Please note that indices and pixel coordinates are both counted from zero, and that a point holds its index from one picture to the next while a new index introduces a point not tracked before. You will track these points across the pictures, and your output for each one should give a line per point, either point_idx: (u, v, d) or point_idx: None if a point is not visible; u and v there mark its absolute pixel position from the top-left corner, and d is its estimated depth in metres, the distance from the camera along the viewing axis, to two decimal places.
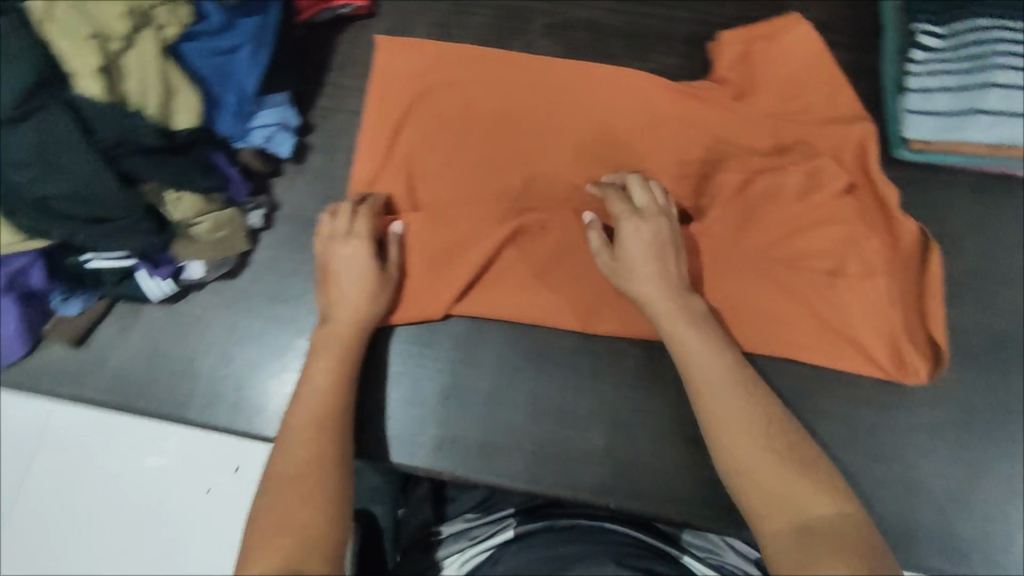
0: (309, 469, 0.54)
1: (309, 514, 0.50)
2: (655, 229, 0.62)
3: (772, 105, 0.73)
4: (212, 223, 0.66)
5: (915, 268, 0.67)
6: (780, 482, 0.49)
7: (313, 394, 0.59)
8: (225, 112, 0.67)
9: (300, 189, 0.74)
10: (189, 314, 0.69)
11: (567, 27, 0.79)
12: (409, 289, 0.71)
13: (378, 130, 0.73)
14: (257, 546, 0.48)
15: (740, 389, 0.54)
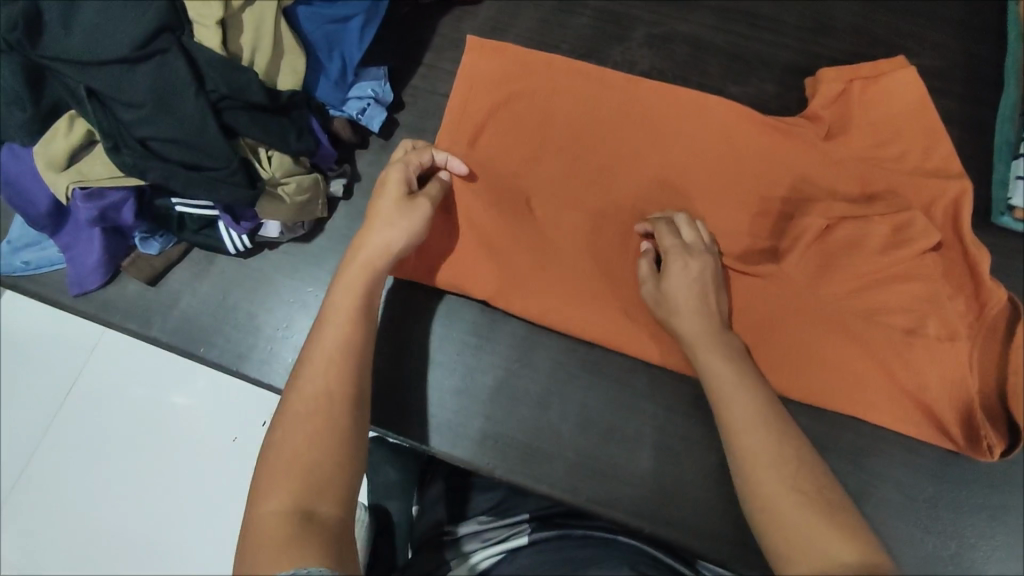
0: (332, 398, 0.52)
1: (325, 456, 0.49)
2: (702, 266, 0.62)
3: (869, 149, 0.71)
4: (297, 185, 0.67)
5: (999, 337, 0.66)
6: (803, 525, 0.47)
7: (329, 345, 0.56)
8: (326, 78, 0.68)
9: (382, 164, 0.75)
10: (258, 271, 0.71)
11: (669, 39, 0.79)
12: (478, 273, 0.69)
13: (465, 115, 0.73)
14: (271, 479, 0.48)
15: (776, 431, 0.52)
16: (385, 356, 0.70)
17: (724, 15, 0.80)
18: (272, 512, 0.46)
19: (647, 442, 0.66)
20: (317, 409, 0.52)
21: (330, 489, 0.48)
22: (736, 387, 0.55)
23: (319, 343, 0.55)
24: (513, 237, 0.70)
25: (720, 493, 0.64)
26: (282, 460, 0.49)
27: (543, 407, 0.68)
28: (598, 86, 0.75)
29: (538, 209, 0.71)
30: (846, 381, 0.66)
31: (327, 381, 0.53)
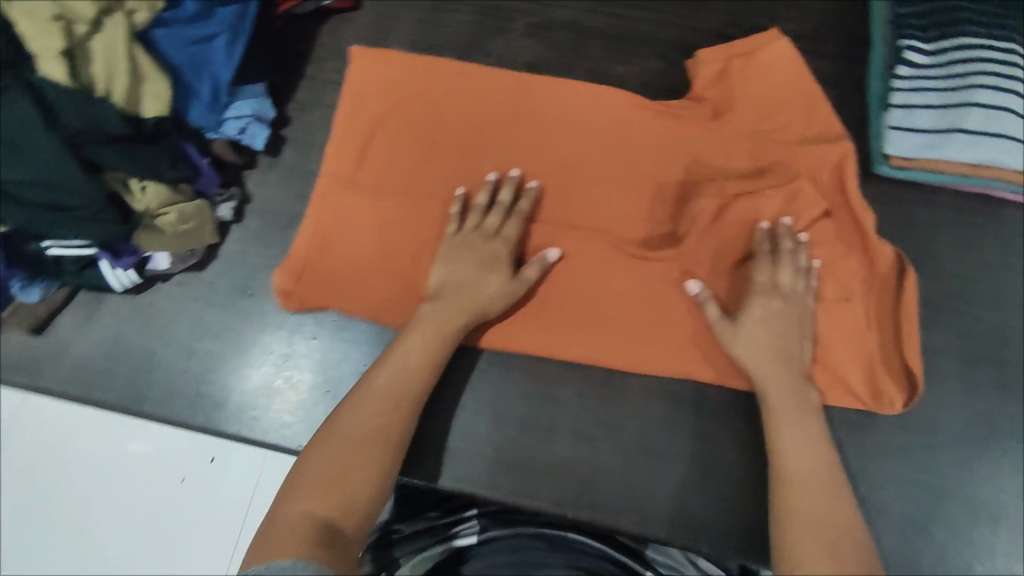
0: (387, 428, 0.56)
1: (360, 482, 0.52)
2: (793, 308, 0.62)
3: (753, 113, 0.71)
4: (179, 214, 0.65)
5: (892, 294, 0.67)
6: (826, 532, 0.51)
7: (390, 385, 0.58)
8: (198, 101, 0.66)
9: (273, 183, 0.74)
10: (151, 306, 0.69)
11: (550, 27, 0.80)
12: (373, 300, 0.67)
13: (345, 135, 0.71)
14: (312, 482, 0.51)
15: (831, 491, 0.54)
16: (288, 378, 0.67)
17: None
18: (300, 512, 0.49)
19: (563, 429, 0.67)
20: (361, 438, 0.55)
21: (354, 512, 0.50)
22: (806, 440, 0.57)
23: (374, 380, 0.59)
24: (409, 250, 0.68)
25: (637, 471, 0.65)
26: (313, 476, 0.52)
27: (457, 409, 0.68)
28: (485, 87, 0.73)
29: (427, 219, 0.68)
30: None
31: (386, 417, 0.57)
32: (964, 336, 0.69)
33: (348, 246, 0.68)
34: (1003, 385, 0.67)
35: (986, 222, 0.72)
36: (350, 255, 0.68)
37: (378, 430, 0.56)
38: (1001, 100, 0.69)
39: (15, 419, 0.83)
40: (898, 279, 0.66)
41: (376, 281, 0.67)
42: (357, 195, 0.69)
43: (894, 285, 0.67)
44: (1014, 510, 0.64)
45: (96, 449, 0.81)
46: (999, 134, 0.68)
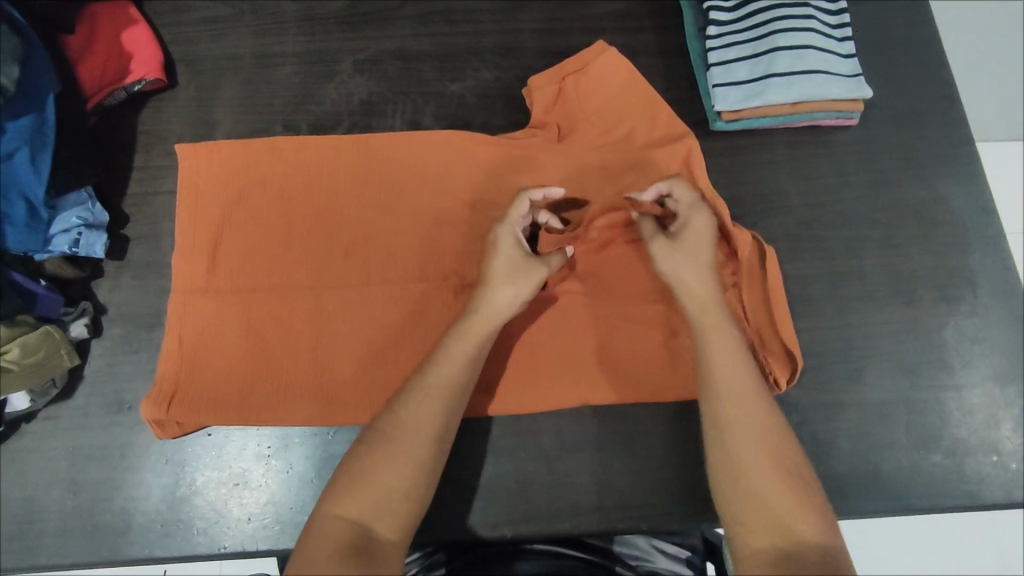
0: (431, 425, 0.56)
1: (395, 483, 0.53)
2: (709, 227, 0.63)
3: (589, 101, 0.74)
4: (22, 347, 0.60)
5: (761, 277, 0.69)
6: (774, 497, 0.51)
7: (439, 381, 0.58)
8: (14, 224, 0.61)
9: (125, 287, 0.69)
10: (21, 451, 0.64)
11: (378, 60, 0.80)
12: (254, 405, 0.65)
13: (193, 244, 0.69)
14: (350, 484, 0.53)
15: (758, 408, 0.55)
16: (192, 484, 0.64)
17: (421, 21, 0.82)
18: (336, 515, 0.51)
19: (483, 451, 0.67)
20: (405, 432, 0.55)
21: (389, 514, 0.52)
22: (727, 359, 0.57)
23: (434, 368, 0.58)
24: (283, 347, 0.66)
25: (561, 469, 0.66)
26: (356, 475, 0.53)
27: None
28: (330, 161, 0.71)
29: (298, 310, 0.67)
30: (645, 367, 0.67)
31: (431, 406, 0.56)
32: (825, 259, 0.74)
33: (221, 356, 0.66)
34: (868, 296, 0.72)
35: (818, 151, 0.78)
36: (223, 370, 0.66)
37: (421, 426, 0.55)
38: (800, 40, 0.74)
39: None
40: (762, 262, 0.69)
41: (256, 387, 0.65)
42: (220, 302, 0.67)
43: (760, 270, 0.69)
44: (904, 405, 0.69)
45: None
46: (807, 71, 0.74)
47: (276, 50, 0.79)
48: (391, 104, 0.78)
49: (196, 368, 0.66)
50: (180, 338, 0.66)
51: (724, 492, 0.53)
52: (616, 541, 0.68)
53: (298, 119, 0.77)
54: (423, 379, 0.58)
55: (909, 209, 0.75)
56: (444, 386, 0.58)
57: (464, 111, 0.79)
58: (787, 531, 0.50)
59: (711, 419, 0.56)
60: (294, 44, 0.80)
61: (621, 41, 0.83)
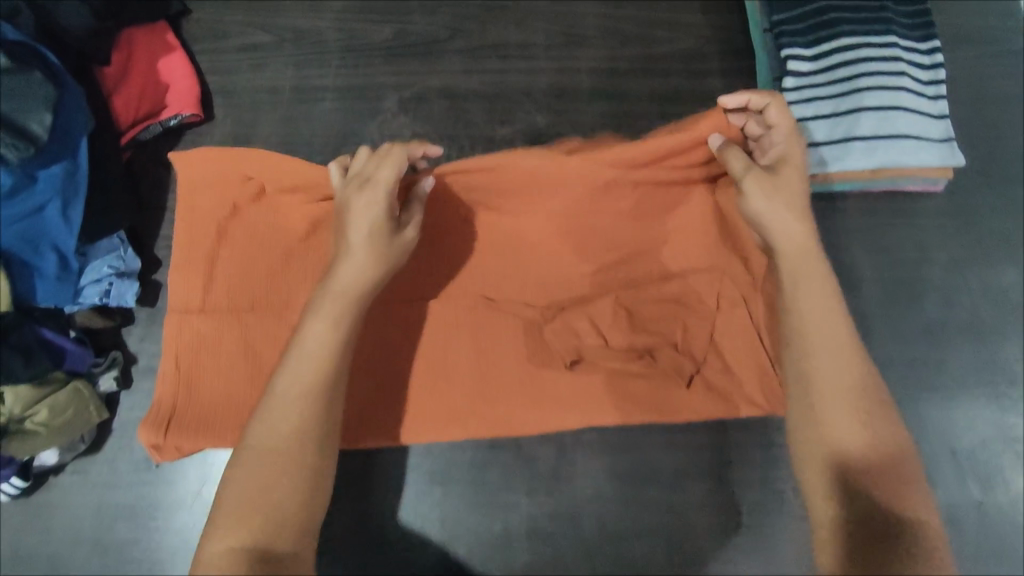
0: (290, 450, 0.46)
1: (279, 497, 0.45)
2: (791, 178, 0.53)
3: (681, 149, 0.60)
4: (50, 408, 0.58)
5: None
6: (836, 409, 0.47)
7: (289, 388, 0.47)
8: (44, 280, 0.59)
9: (157, 336, 0.67)
10: (46, 505, 0.62)
11: (423, 98, 0.75)
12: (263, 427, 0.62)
13: (189, 262, 0.66)
14: (228, 512, 0.44)
15: (836, 321, 0.49)
16: None
17: (471, 55, 0.76)
18: (222, 549, 0.43)
19: (519, 534, 0.63)
20: (274, 446, 0.46)
21: (285, 524, 0.44)
22: (817, 324, 0.49)
23: (257, 426, 0.47)
24: None
25: (601, 558, 0.62)
26: (231, 502, 0.44)
27: (405, 539, 0.64)
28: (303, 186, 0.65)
29: (295, 331, 0.65)
30: (658, 394, 0.63)
31: (304, 399, 0.47)
32: (896, 342, 0.68)
33: (230, 388, 0.64)
34: (938, 383, 0.67)
35: (898, 221, 0.71)
36: (222, 394, 0.63)
37: (304, 426, 0.47)
38: (888, 100, 0.67)
39: None
40: None
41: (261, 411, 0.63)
42: (215, 321, 0.65)
43: None
44: (971, 508, 0.65)
45: None
46: (894, 136, 0.67)
47: (317, 84, 0.75)
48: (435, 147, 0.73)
49: (192, 388, 0.64)
50: (175, 366, 0.64)
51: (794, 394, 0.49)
52: None
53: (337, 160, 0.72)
54: (275, 411, 0.47)
55: (993, 292, 0.69)
56: (284, 439, 0.46)
57: None
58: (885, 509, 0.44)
59: (799, 391, 0.49)
60: (336, 78, 0.75)
61: (686, 85, 0.76)
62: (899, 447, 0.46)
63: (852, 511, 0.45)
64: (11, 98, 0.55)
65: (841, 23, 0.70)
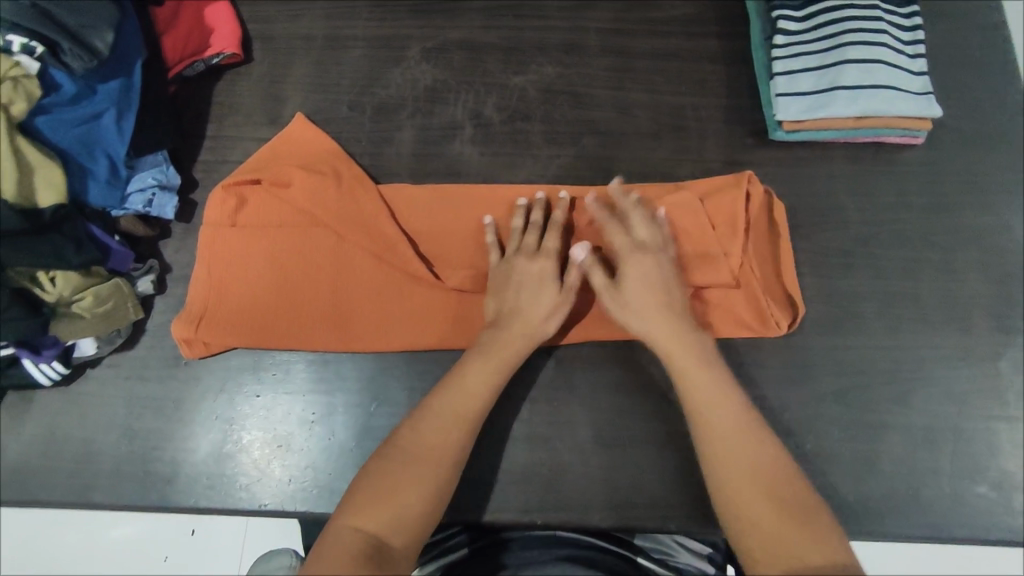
0: (434, 457, 0.56)
1: (406, 497, 0.54)
2: (643, 273, 0.65)
3: (657, 119, 0.79)
4: (94, 297, 0.64)
5: (769, 238, 0.73)
6: (776, 531, 0.52)
7: (465, 391, 0.60)
8: (96, 181, 0.65)
9: (190, 249, 0.72)
10: (84, 393, 0.67)
11: (445, 49, 0.82)
12: (287, 333, 0.68)
13: (223, 190, 0.70)
14: (359, 498, 0.53)
15: (756, 455, 0.56)
16: (236, 439, 0.66)
17: (490, 13, 0.83)
18: (351, 526, 0.52)
19: (518, 437, 0.67)
20: (418, 456, 0.56)
21: (403, 529, 0.52)
22: (742, 465, 0.56)
23: (413, 438, 0.57)
24: (309, 289, 0.69)
25: (594, 462, 0.66)
26: (362, 491, 0.54)
27: None
28: (335, 153, 0.74)
29: (322, 250, 0.70)
30: None
31: (449, 430, 0.58)
32: (878, 278, 0.72)
33: (256, 297, 0.69)
34: (919, 316, 0.71)
35: (881, 169, 0.76)
36: (251, 300, 0.69)
37: (441, 447, 0.57)
38: (870, 54, 0.73)
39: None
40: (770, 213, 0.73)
41: (286, 319, 0.68)
42: (246, 239, 0.70)
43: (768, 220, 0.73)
44: (950, 432, 0.68)
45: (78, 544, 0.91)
46: (876, 86, 0.73)
47: (347, 33, 0.82)
48: (454, 91, 0.80)
49: (227, 295, 0.69)
50: (206, 276, 0.69)
51: (726, 525, 0.55)
52: (637, 538, 0.71)
53: (362, 101, 0.79)
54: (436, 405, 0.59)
55: (970, 235, 0.74)
56: (427, 447, 0.57)
57: (526, 103, 0.80)
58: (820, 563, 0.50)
59: (716, 494, 0.56)
60: (365, 28, 0.82)
61: (685, 46, 0.83)
62: (835, 539, 0.51)
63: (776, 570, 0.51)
64: (78, 13, 0.62)
65: None
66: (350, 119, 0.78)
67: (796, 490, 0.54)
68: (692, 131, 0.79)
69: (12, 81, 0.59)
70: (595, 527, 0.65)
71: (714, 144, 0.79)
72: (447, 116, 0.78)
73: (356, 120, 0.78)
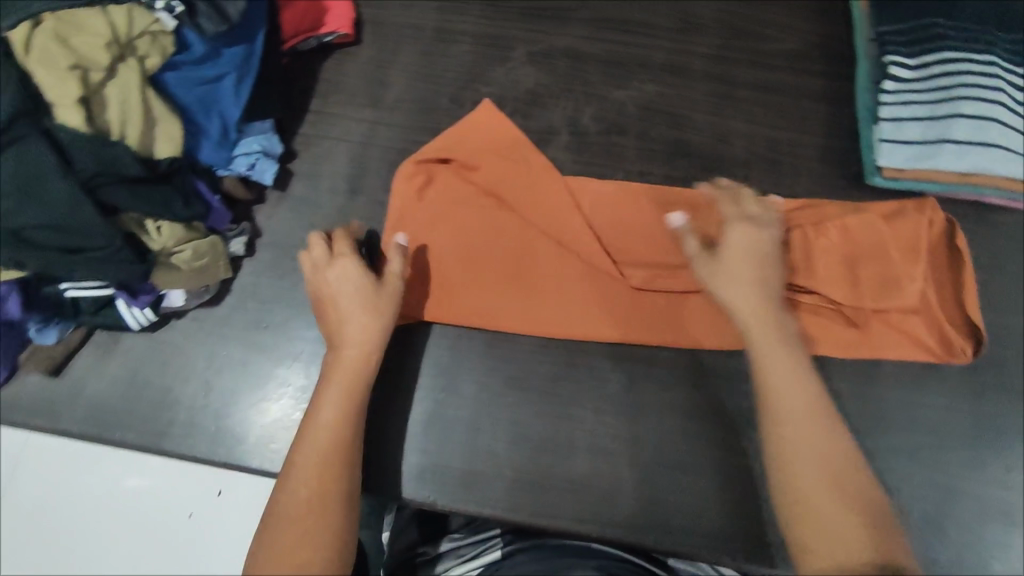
0: (313, 505, 0.54)
1: (302, 552, 0.51)
2: (761, 246, 0.66)
3: (753, 149, 0.79)
4: (194, 252, 0.66)
5: (948, 270, 0.71)
6: (830, 515, 0.51)
7: (316, 428, 0.58)
8: (208, 140, 0.68)
9: (283, 217, 0.74)
10: (169, 342, 0.70)
11: (549, 54, 0.83)
12: (487, 308, 0.70)
13: (412, 171, 0.74)
14: (271, 563, 0.51)
15: (814, 434, 0.55)
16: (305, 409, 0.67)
17: (597, 24, 0.84)
18: None
19: (581, 447, 0.66)
20: (300, 511, 0.53)
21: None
22: (807, 446, 0.55)
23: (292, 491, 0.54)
24: (519, 269, 0.71)
25: (655, 482, 0.65)
26: (273, 553, 0.51)
27: (475, 433, 0.67)
28: (511, 138, 0.76)
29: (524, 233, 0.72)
30: (888, 332, 0.70)
31: (318, 473, 0.55)
32: None
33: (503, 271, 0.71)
34: (1003, 383, 0.69)
35: (978, 228, 0.75)
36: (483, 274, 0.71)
37: (313, 493, 0.54)
38: (985, 111, 0.71)
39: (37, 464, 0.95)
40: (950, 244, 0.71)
41: (489, 295, 0.71)
42: (437, 216, 0.73)
43: (944, 251, 0.71)
44: None
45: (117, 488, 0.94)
46: (988, 144, 0.71)
47: (456, 28, 0.83)
48: (554, 97, 0.81)
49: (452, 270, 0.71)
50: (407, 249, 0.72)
51: (785, 519, 0.54)
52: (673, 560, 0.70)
53: (464, 95, 0.80)
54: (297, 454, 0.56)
55: None
56: (297, 497, 0.54)
57: (623, 118, 0.80)
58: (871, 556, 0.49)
59: (778, 475, 0.55)
60: (473, 25, 0.84)
61: (789, 79, 0.82)
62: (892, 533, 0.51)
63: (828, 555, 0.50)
64: None
65: (949, 35, 0.74)
66: (450, 111, 0.80)
67: (852, 471, 0.54)
68: (786, 166, 0.78)
69: (150, 36, 0.62)
70: (648, 548, 0.64)
71: (808, 181, 0.78)
72: (545, 121, 0.79)
73: (455, 113, 0.79)
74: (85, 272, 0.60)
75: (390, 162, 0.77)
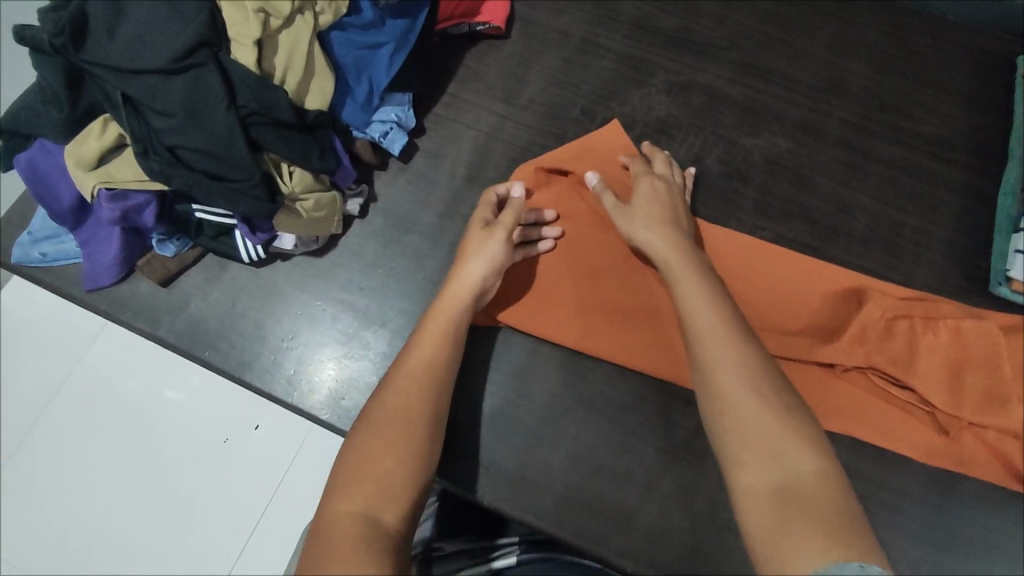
0: (402, 426, 0.55)
1: (388, 467, 0.52)
2: (666, 186, 0.69)
3: (876, 226, 0.76)
4: (315, 202, 0.69)
5: None
6: (764, 442, 0.49)
7: (419, 358, 0.60)
8: (352, 101, 0.71)
9: (399, 187, 0.77)
10: (270, 280, 0.73)
11: (687, 87, 0.82)
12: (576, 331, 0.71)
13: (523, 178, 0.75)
14: (348, 479, 0.51)
15: (733, 353, 0.53)
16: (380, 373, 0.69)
17: (740, 67, 0.83)
18: (346, 509, 0.49)
19: (637, 481, 0.66)
20: (387, 424, 0.55)
21: (395, 504, 0.51)
22: (741, 372, 0.52)
23: (380, 409, 0.56)
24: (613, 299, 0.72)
25: (704, 537, 0.63)
26: (355, 468, 0.52)
27: (537, 441, 0.68)
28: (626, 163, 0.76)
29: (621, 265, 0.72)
30: (975, 449, 0.67)
31: (410, 398, 0.57)
32: None
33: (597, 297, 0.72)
34: None
35: None
36: (576, 291, 0.72)
37: (405, 415, 0.56)
38: None
39: (113, 358, 1.04)
40: None
41: (579, 317, 0.71)
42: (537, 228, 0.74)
43: None
44: None
45: (175, 398, 1.01)
46: None
47: (602, 42, 0.84)
48: (683, 131, 0.80)
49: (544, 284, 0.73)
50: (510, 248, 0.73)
51: (719, 439, 0.51)
52: None
53: (595, 109, 0.81)
54: (392, 378, 0.58)
55: None
56: (389, 417, 0.55)
57: (748, 165, 0.79)
58: (827, 501, 0.45)
59: (703, 391, 0.53)
60: (619, 43, 0.84)
61: (929, 164, 0.79)
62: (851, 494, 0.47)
63: (766, 482, 0.47)
64: None
65: None
66: (579, 122, 0.80)
67: (776, 395, 0.51)
68: (908, 253, 0.75)
69: None
70: None
71: (927, 273, 0.75)
72: (670, 152, 0.79)
73: (583, 125, 0.80)
74: (219, 199, 0.63)
75: (511, 158, 0.78)
